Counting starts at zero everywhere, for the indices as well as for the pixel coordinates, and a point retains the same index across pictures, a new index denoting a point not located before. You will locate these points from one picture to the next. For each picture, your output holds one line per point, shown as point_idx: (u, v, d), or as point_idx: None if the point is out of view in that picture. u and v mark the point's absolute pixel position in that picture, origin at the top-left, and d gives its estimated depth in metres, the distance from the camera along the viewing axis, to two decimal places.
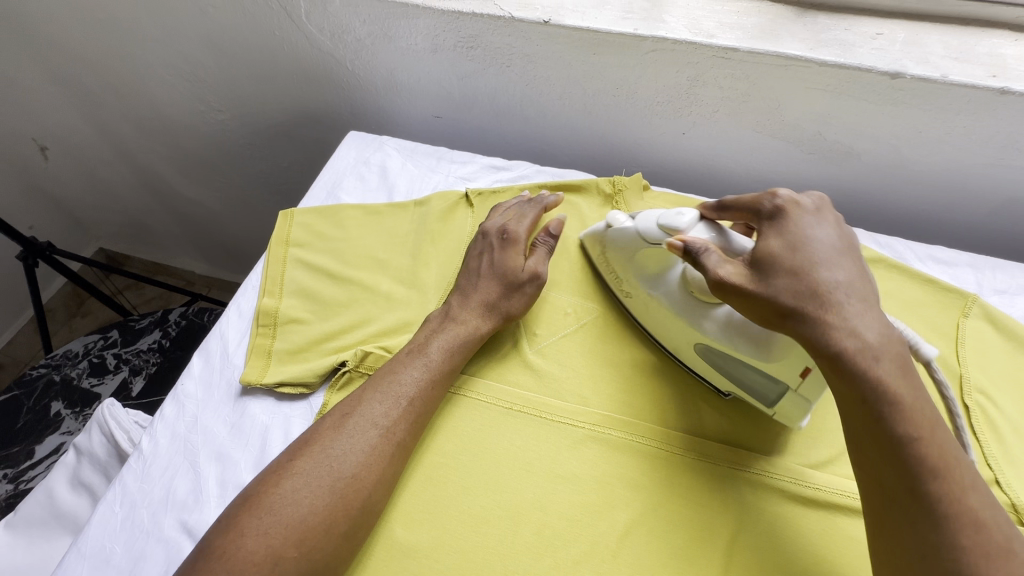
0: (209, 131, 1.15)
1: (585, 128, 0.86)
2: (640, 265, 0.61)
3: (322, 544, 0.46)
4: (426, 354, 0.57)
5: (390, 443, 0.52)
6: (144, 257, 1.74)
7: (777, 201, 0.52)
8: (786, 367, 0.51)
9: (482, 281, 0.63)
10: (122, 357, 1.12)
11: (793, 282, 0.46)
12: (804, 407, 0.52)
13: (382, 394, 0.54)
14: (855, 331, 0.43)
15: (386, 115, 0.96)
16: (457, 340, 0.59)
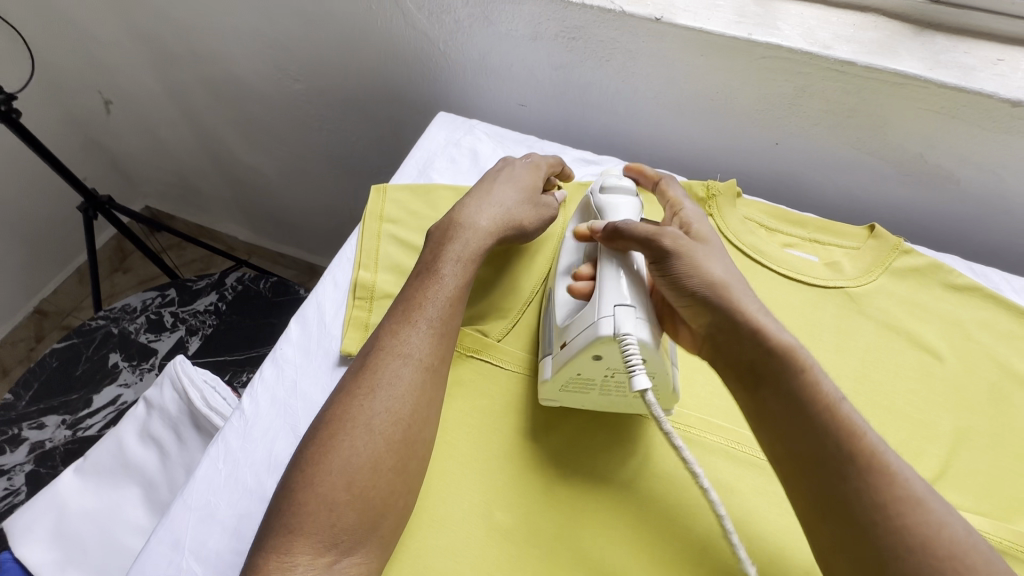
0: (281, 99, 1.15)
1: (674, 130, 0.85)
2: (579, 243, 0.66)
3: (375, 483, 0.48)
4: (441, 275, 0.57)
5: (418, 369, 0.52)
6: (189, 219, 1.75)
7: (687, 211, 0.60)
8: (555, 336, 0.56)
9: (495, 193, 0.65)
10: (179, 316, 1.14)
11: (718, 272, 0.52)
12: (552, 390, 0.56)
13: (409, 326, 0.54)
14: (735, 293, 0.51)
15: (468, 99, 0.96)
16: (466, 258, 0.59)
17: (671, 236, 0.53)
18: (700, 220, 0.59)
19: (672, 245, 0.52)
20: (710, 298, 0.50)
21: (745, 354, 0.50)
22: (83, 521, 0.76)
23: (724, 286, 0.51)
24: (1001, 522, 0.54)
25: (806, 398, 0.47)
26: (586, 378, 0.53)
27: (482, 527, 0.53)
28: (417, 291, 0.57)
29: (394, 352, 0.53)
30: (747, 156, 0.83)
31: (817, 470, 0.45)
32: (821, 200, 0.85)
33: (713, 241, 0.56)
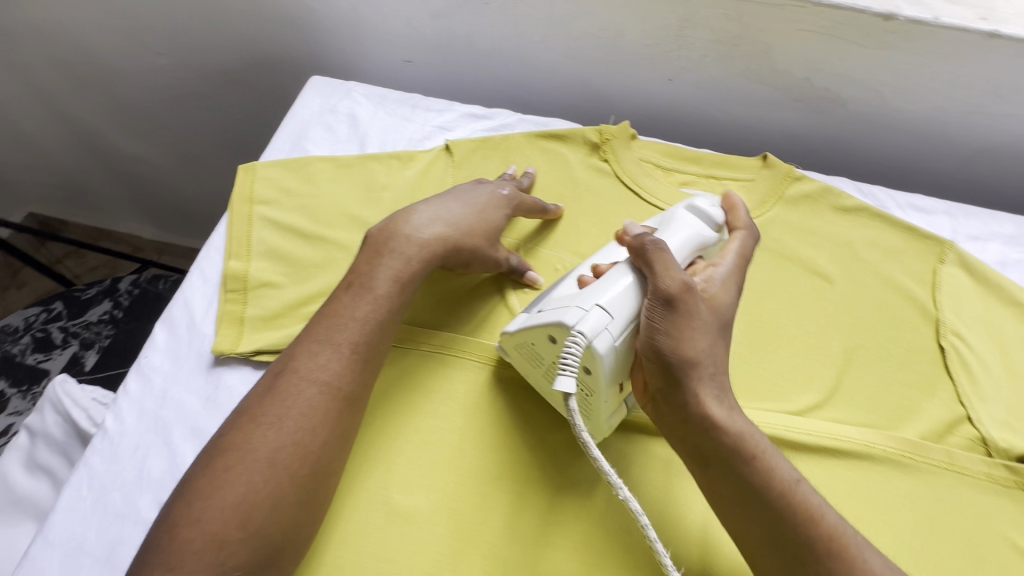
0: (148, 78, 1.03)
1: (567, 74, 0.81)
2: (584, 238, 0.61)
3: (276, 519, 0.42)
4: (373, 291, 0.51)
5: (336, 399, 0.46)
6: (83, 222, 1.58)
7: (730, 264, 0.52)
8: (541, 305, 0.52)
9: (454, 207, 0.58)
10: (70, 331, 1.04)
11: (702, 346, 0.45)
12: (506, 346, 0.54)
13: (328, 349, 0.48)
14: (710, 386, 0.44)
15: (350, 59, 0.88)
16: (405, 275, 0.53)
17: (673, 283, 0.45)
18: (723, 282, 0.50)
19: (679, 293, 0.45)
20: (682, 369, 0.44)
21: (699, 437, 0.44)
22: None
23: (703, 360, 0.44)
24: (887, 431, 0.56)
25: (762, 491, 0.42)
26: (539, 351, 0.50)
27: (382, 512, 0.50)
28: (339, 308, 0.50)
29: (306, 377, 0.47)
30: (644, 96, 0.81)
31: (754, 527, 0.42)
32: (721, 135, 0.84)
33: (729, 309, 0.49)
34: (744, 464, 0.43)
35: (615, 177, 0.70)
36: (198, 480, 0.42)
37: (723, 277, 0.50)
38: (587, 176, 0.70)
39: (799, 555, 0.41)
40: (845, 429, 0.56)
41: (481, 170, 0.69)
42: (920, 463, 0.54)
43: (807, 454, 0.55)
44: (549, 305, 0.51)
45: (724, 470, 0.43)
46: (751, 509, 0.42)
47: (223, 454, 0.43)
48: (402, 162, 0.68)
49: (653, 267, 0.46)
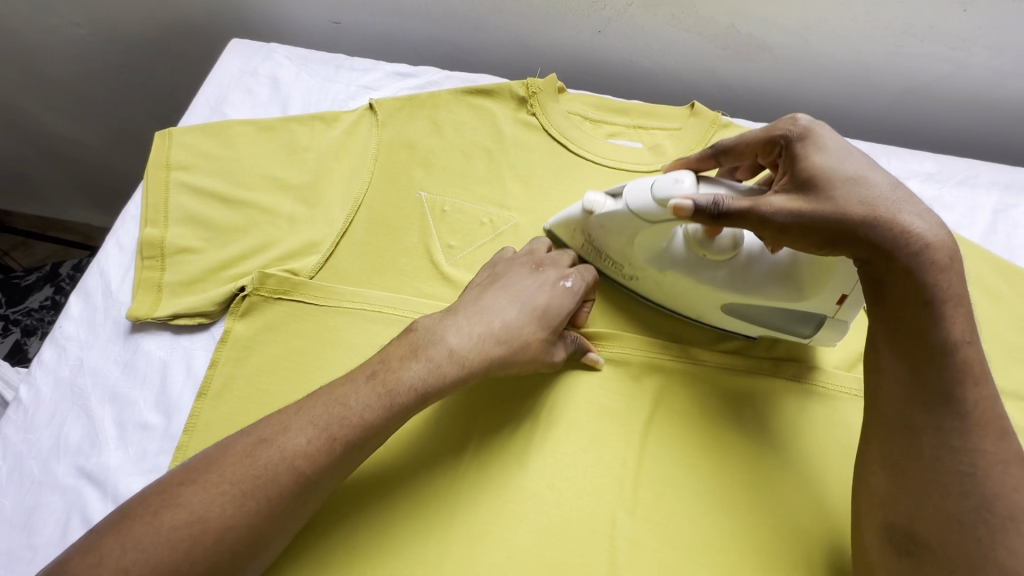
0: (71, 52, 0.98)
1: (498, 30, 0.79)
2: (664, 285, 0.58)
3: None
4: (396, 385, 0.45)
5: (299, 487, 0.40)
6: (27, 211, 1.53)
7: (797, 126, 0.49)
8: (823, 296, 0.51)
9: (509, 303, 0.52)
10: (10, 318, 1.01)
11: (861, 197, 0.43)
12: (841, 329, 0.54)
13: (319, 434, 0.41)
14: (897, 231, 0.42)
15: (276, 21, 0.85)
16: (442, 377, 0.46)
17: (776, 207, 0.45)
18: (817, 151, 0.47)
19: (788, 208, 0.45)
20: (864, 236, 0.43)
21: (891, 284, 0.44)
22: None
23: (878, 216, 0.43)
24: (805, 363, 0.57)
25: (921, 338, 0.42)
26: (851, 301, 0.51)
27: None
28: (353, 394, 0.44)
29: (291, 461, 0.40)
30: (575, 50, 0.80)
31: (902, 378, 0.43)
32: (655, 87, 0.83)
33: (840, 147, 0.47)
34: (939, 300, 0.42)
35: (543, 130, 0.69)
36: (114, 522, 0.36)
37: (807, 145, 0.48)
38: (515, 130, 0.69)
39: (947, 392, 0.41)
40: (763, 362, 0.57)
41: (406, 127, 0.68)
42: (833, 389, 0.56)
43: (727, 386, 0.56)
44: (832, 285, 0.50)
45: (903, 304, 0.43)
46: (910, 350, 0.43)
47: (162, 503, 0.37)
48: (326, 123, 0.67)
49: (756, 209, 0.45)
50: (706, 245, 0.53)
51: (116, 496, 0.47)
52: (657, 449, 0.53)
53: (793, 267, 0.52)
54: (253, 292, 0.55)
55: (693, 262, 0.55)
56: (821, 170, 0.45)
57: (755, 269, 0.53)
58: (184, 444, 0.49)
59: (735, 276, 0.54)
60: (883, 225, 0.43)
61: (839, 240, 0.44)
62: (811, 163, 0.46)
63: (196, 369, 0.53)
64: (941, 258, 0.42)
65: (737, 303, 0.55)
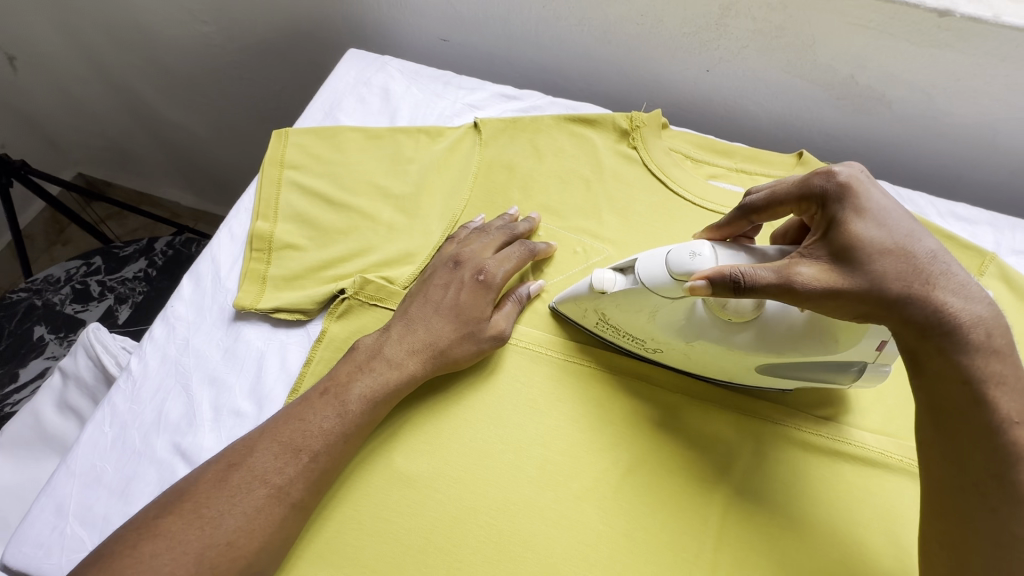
0: (193, 47, 1.05)
1: (603, 60, 0.80)
2: (693, 349, 0.51)
3: None
4: (343, 406, 0.48)
5: (284, 506, 0.44)
6: (127, 184, 1.65)
7: (837, 178, 0.43)
8: (862, 348, 0.46)
9: (438, 310, 0.54)
10: (106, 285, 1.08)
11: (901, 273, 0.40)
12: (881, 372, 0.49)
13: (281, 451, 0.45)
14: (942, 312, 0.40)
15: (388, 33, 0.88)
16: (383, 388, 0.50)
17: (807, 280, 0.41)
18: (862, 212, 0.42)
19: (822, 281, 0.41)
20: (904, 317, 0.40)
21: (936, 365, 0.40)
22: (5, 495, 0.74)
23: (921, 294, 0.40)
24: (908, 443, 0.53)
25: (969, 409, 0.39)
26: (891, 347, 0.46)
27: (384, 474, 0.50)
28: (312, 413, 0.47)
29: (263, 480, 0.44)
30: (678, 86, 0.79)
31: (947, 451, 0.41)
32: (757, 130, 0.81)
33: (881, 207, 0.42)
34: (981, 380, 0.39)
35: (642, 164, 0.69)
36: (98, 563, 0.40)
37: (846, 208, 0.42)
38: (614, 162, 0.69)
39: (1000, 474, 0.39)
40: (862, 434, 0.53)
41: (507, 148, 0.69)
42: None
43: (823, 456, 0.52)
44: (871, 336, 0.45)
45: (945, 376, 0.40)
46: (953, 424, 0.40)
47: (145, 536, 0.41)
48: (430, 137, 0.69)
49: (787, 282, 0.41)
50: (728, 310, 0.47)
51: None
52: (741, 514, 0.50)
53: (830, 325, 0.46)
54: (352, 296, 0.56)
55: (714, 327, 0.49)
56: (861, 238, 0.41)
57: (782, 328, 0.47)
58: None
59: (773, 336, 0.47)
60: (926, 305, 0.40)
61: (877, 313, 0.41)
62: (857, 229, 0.41)
63: (290, 364, 0.54)
64: (980, 335, 0.39)
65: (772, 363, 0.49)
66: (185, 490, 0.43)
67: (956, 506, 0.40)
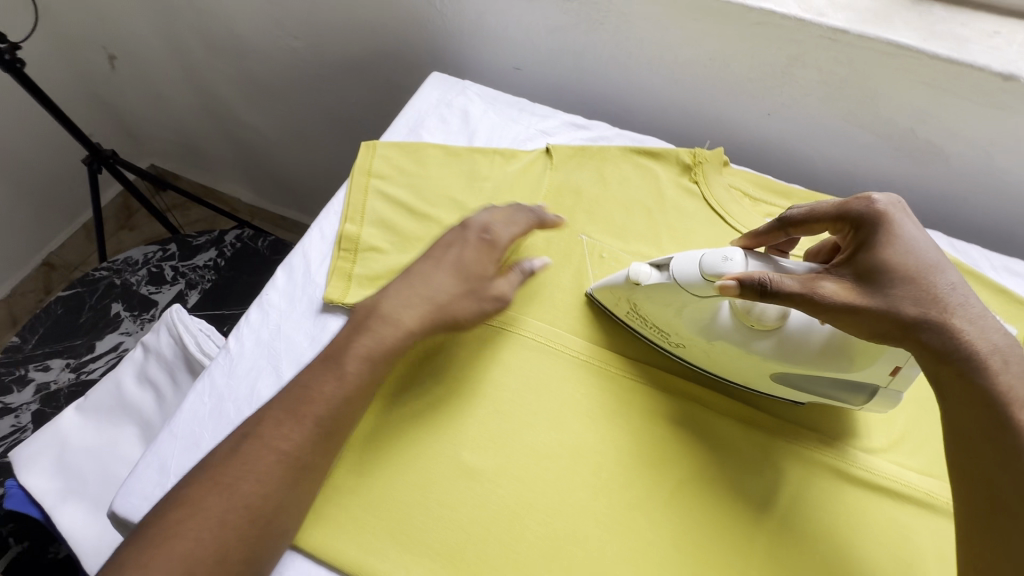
0: (280, 59, 1.13)
1: (668, 98, 0.84)
2: (715, 352, 0.56)
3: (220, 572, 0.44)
4: (343, 372, 0.52)
5: (291, 467, 0.48)
6: (194, 178, 1.76)
7: (875, 206, 0.50)
8: (876, 370, 0.50)
9: (442, 270, 0.58)
10: (179, 270, 1.16)
11: (921, 300, 0.45)
12: (896, 398, 0.52)
13: (288, 419, 0.50)
14: (958, 339, 0.44)
15: (465, 59, 0.95)
16: (376, 354, 0.54)
17: (831, 295, 0.46)
18: (893, 242, 0.48)
19: (844, 299, 0.46)
20: (922, 338, 0.45)
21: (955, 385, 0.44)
22: (84, 455, 0.80)
23: (938, 320, 0.45)
24: None
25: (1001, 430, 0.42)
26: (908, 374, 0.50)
27: (450, 467, 0.54)
28: (314, 383, 0.52)
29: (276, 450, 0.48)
30: (739, 127, 0.83)
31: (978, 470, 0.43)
32: (812, 173, 0.84)
33: (911, 237, 0.48)
34: (1004, 404, 0.42)
35: (702, 198, 0.73)
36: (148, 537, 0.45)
37: (880, 236, 0.48)
38: (676, 194, 0.73)
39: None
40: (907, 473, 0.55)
41: (576, 174, 0.74)
42: None
43: (868, 491, 0.54)
44: (889, 358, 0.49)
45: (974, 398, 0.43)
46: (986, 444, 0.43)
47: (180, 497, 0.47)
48: (505, 158, 0.74)
49: (812, 295, 0.46)
50: (752, 315, 0.52)
51: None
52: (787, 538, 0.52)
53: (848, 343, 0.50)
54: None
55: (737, 331, 0.54)
56: (888, 265, 0.47)
57: (804, 344, 0.51)
58: None
59: (790, 347, 0.52)
60: (944, 331, 0.44)
61: (894, 335, 0.46)
62: (886, 256, 0.47)
63: None
64: (997, 363, 0.43)
65: (789, 373, 0.53)
66: (209, 459, 0.49)
67: (991, 524, 0.42)
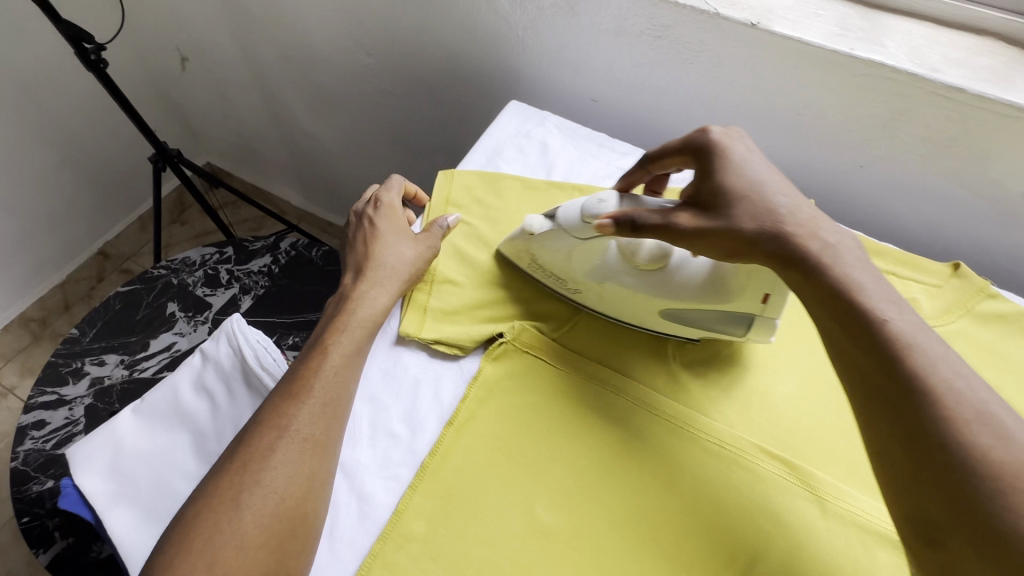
0: (352, 73, 1.14)
1: (753, 142, 0.81)
2: (612, 297, 0.61)
3: (242, 560, 0.44)
4: (328, 352, 0.56)
5: (296, 445, 0.50)
6: (247, 179, 1.79)
7: (711, 135, 0.56)
8: (749, 299, 0.56)
9: (378, 242, 0.64)
10: (234, 274, 1.16)
11: (743, 212, 0.51)
12: (773, 326, 0.57)
13: (295, 401, 0.52)
14: (813, 239, 0.48)
15: (540, 89, 0.93)
16: (346, 331, 0.57)
17: (686, 221, 0.53)
18: (720, 165, 0.54)
19: (694, 222, 0.52)
20: (773, 245, 0.49)
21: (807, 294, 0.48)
22: (137, 461, 0.79)
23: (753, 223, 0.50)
24: None
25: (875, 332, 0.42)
26: (777, 299, 0.55)
27: (525, 524, 0.51)
28: (303, 365, 0.55)
29: (287, 431, 0.50)
30: (828, 176, 0.79)
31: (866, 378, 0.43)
32: (901, 230, 0.80)
33: (739, 161, 0.54)
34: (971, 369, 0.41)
35: None
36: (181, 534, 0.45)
37: (714, 161, 0.54)
38: None
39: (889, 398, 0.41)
40: None
41: None
42: None
43: None
44: (756, 283, 0.55)
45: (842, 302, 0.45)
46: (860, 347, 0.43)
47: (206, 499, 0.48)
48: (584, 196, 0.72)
49: (666, 224, 0.53)
50: (637, 256, 0.58)
51: (359, 493, 0.53)
52: None
53: (722, 275, 0.56)
54: (509, 341, 0.60)
55: (626, 271, 0.60)
56: (717, 188, 0.53)
57: (686, 279, 0.58)
58: (427, 465, 0.53)
59: (680, 283, 0.58)
60: (796, 238, 0.48)
61: (743, 249, 0.51)
62: (713, 183, 0.53)
63: (443, 395, 0.58)
64: (855, 265, 0.47)
65: (671, 309, 0.59)
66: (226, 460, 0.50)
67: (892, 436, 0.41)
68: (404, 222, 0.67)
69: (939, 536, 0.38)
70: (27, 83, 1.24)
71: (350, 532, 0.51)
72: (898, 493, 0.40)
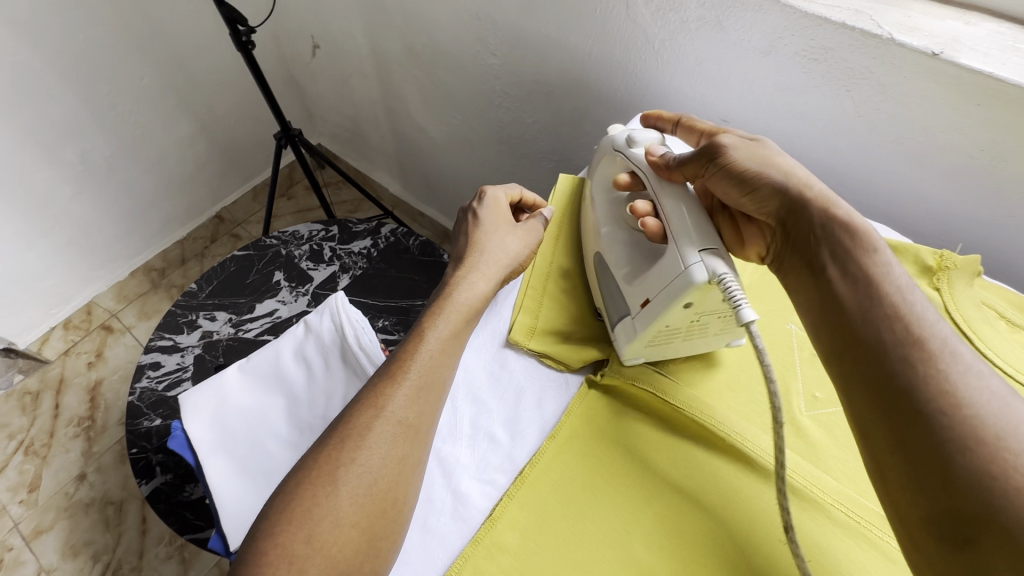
0: (472, 70, 1.16)
1: (904, 182, 0.74)
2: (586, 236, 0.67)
3: (337, 536, 0.45)
4: (425, 338, 0.55)
5: (391, 426, 0.50)
6: (352, 163, 1.89)
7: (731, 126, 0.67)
8: (637, 293, 0.57)
9: (483, 234, 0.64)
10: (336, 252, 1.22)
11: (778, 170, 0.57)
12: (628, 337, 0.57)
13: (393, 383, 0.52)
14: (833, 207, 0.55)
15: (666, 104, 0.89)
16: (444, 320, 0.57)
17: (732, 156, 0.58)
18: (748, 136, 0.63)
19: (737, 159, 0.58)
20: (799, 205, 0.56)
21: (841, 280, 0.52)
22: (238, 416, 0.84)
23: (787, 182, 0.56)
24: None
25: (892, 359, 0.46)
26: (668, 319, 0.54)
27: (623, 561, 0.48)
28: (402, 350, 0.55)
29: (384, 412, 0.50)
30: (994, 228, 0.71)
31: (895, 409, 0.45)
32: None
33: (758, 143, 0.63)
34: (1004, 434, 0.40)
35: (944, 311, 0.62)
36: (280, 502, 0.46)
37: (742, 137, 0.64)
38: None
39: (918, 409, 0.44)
40: None
41: None
42: None
43: None
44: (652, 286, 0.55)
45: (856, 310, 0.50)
46: (881, 383, 0.46)
47: (302, 470, 0.48)
48: None
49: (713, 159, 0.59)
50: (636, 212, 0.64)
51: (455, 491, 0.53)
52: None
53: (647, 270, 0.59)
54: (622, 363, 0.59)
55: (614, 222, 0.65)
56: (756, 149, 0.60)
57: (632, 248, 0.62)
58: (525, 474, 0.52)
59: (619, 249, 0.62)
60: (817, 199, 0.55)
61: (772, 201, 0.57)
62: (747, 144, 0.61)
63: (544, 407, 0.58)
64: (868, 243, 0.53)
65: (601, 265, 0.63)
66: (322, 435, 0.51)
67: (925, 469, 0.42)
68: (507, 217, 0.67)
69: (968, 533, 0.39)
70: (181, 57, 1.37)
71: (442, 529, 0.51)
72: (910, 497, 0.43)
